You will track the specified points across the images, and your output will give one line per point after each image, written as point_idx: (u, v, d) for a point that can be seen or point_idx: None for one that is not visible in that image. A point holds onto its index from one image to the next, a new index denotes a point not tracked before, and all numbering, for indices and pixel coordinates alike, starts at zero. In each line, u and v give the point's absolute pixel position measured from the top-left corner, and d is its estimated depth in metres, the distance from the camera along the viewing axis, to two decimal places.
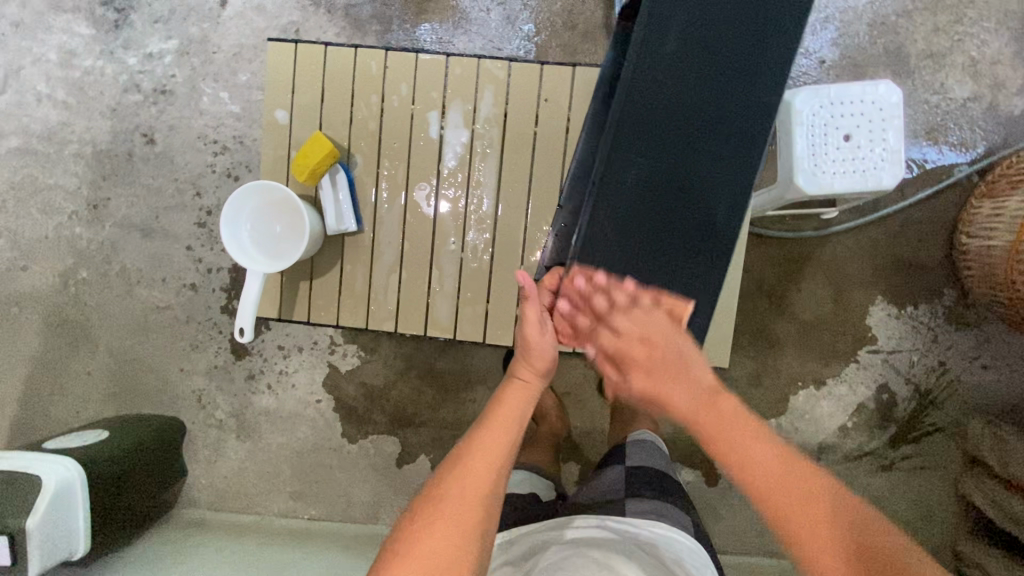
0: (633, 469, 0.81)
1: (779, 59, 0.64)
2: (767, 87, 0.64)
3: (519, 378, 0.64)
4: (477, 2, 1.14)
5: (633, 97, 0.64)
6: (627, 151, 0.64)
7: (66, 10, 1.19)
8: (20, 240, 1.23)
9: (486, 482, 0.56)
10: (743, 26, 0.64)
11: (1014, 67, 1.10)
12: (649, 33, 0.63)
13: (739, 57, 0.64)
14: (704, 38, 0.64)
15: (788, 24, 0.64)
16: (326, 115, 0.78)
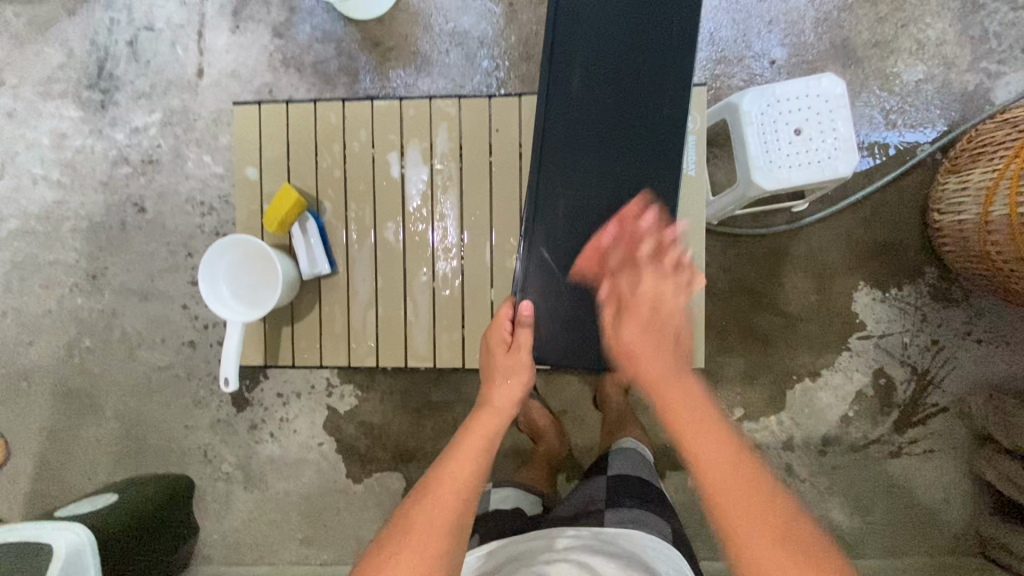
0: (615, 480, 0.84)
1: (674, 75, 0.73)
2: (666, 106, 0.73)
3: (489, 408, 0.72)
4: (436, 45, 1.20)
5: (551, 137, 0.75)
6: (553, 179, 0.75)
7: (55, 96, 1.26)
8: (25, 317, 1.28)
9: (456, 504, 0.60)
10: (638, 55, 0.74)
11: (961, 46, 1.13)
12: (554, 78, 0.75)
13: (638, 81, 0.74)
14: (602, 74, 0.74)
15: (674, 49, 0.73)
16: (292, 167, 0.82)
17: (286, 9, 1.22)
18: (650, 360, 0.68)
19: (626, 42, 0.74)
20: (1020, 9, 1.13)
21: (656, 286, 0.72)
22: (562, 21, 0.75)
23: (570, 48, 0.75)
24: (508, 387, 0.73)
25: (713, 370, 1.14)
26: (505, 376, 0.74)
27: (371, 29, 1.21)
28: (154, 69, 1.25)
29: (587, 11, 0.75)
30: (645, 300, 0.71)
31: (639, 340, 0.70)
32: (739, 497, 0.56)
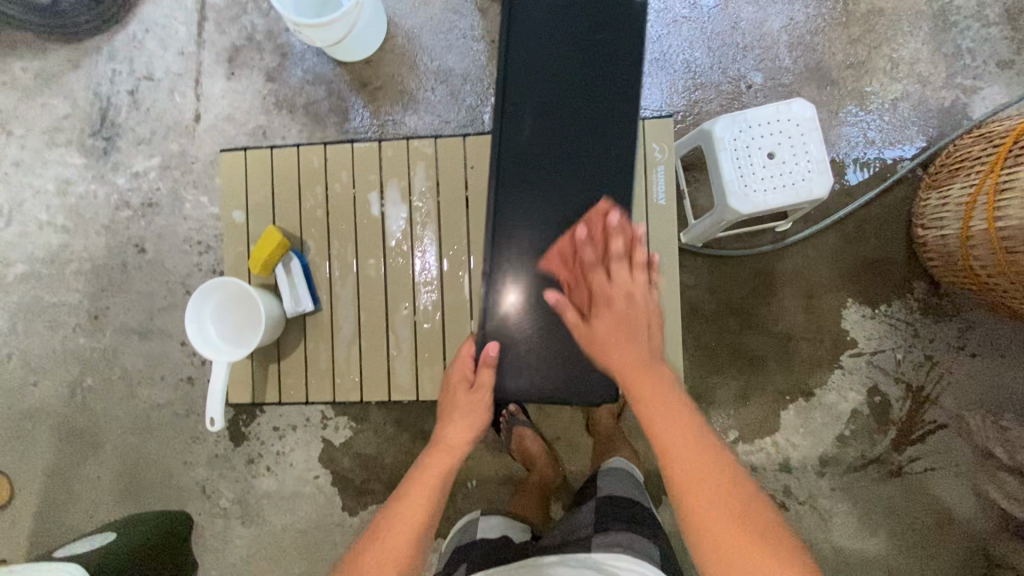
0: (602, 503, 0.84)
1: (622, 112, 0.77)
2: (616, 141, 0.77)
3: (445, 445, 0.76)
4: (422, 84, 1.24)
5: (507, 176, 0.77)
6: (511, 222, 0.78)
7: (60, 145, 1.32)
8: (30, 357, 1.31)
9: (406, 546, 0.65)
10: (585, 94, 0.77)
11: (935, 63, 1.15)
12: (507, 122, 0.78)
13: (587, 124, 0.77)
14: (552, 113, 0.77)
15: (620, 87, 0.77)
16: (277, 209, 0.85)
17: (278, 55, 1.28)
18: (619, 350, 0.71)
19: (573, 81, 0.77)
20: (993, 25, 1.15)
21: (622, 281, 0.73)
22: (512, 68, 0.78)
23: (521, 94, 0.77)
24: (467, 423, 0.77)
25: (705, 393, 1.13)
26: (467, 409, 0.78)
27: (359, 70, 1.26)
28: (153, 115, 1.30)
29: (536, 58, 0.78)
30: (607, 297, 0.73)
31: (609, 335, 0.72)
32: (695, 472, 0.62)
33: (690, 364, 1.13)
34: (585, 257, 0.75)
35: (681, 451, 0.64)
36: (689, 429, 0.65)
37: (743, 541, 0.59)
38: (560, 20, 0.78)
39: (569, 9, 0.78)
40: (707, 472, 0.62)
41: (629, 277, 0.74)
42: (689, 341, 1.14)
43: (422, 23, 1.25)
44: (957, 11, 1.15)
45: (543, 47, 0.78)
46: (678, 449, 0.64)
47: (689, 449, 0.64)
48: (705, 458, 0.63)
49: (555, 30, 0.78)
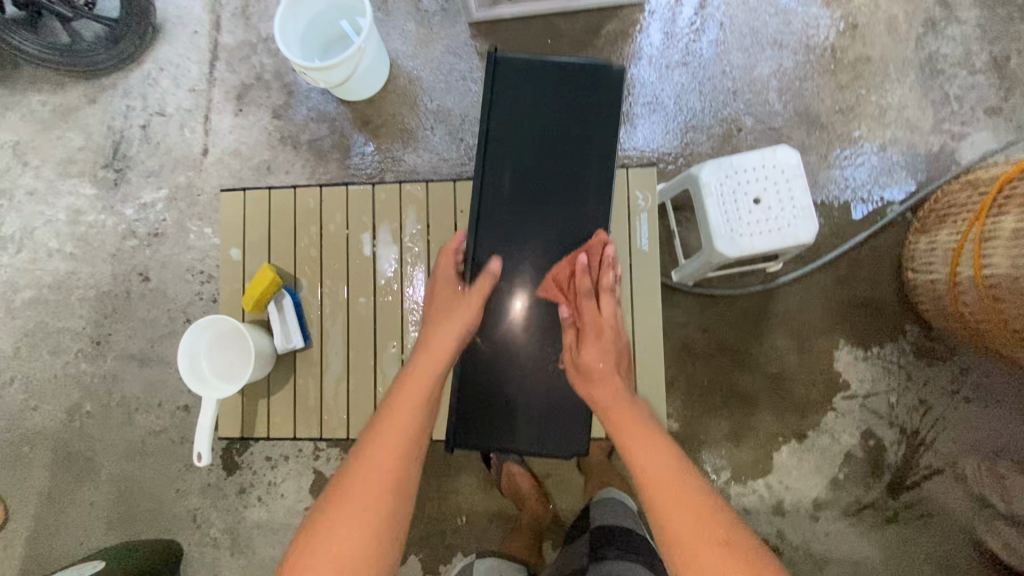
0: (598, 533, 0.84)
1: (597, 173, 0.82)
2: (594, 201, 0.82)
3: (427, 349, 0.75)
4: (422, 123, 1.28)
5: (488, 235, 0.82)
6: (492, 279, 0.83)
7: (73, 176, 1.37)
8: (31, 382, 1.34)
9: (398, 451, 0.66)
10: (562, 155, 0.82)
11: (922, 110, 1.17)
12: (486, 181, 0.82)
13: (565, 186, 0.82)
14: (532, 173, 0.82)
15: (597, 148, 0.82)
16: (272, 248, 0.88)
17: (285, 93, 1.33)
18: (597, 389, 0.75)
19: (551, 143, 0.81)
20: (979, 73, 1.17)
21: (602, 316, 0.80)
22: (492, 127, 0.81)
23: (501, 155, 0.81)
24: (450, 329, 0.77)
25: (696, 434, 1.13)
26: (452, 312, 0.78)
27: (362, 109, 1.30)
28: (163, 149, 1.35)
29: (515, 120, 0.81)
30: (591, 328, 0.79)
31: (594, 360, 0.77)
32: (667, 487, 0.64)
33: (681, 403, 1.13)
34: (581, 283, 0.80)
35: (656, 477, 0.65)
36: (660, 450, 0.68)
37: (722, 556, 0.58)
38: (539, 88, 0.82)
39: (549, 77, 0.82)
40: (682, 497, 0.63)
41: (611, 311, 0.82)
42: (680, 380, 1.14)
43: (423, 65, 1.30)
44: (944, 60, 1.18)
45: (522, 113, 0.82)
46: (651, 469, 0.66)
47: (661, 469, 0.66)
48: (680, 483, 0.64)
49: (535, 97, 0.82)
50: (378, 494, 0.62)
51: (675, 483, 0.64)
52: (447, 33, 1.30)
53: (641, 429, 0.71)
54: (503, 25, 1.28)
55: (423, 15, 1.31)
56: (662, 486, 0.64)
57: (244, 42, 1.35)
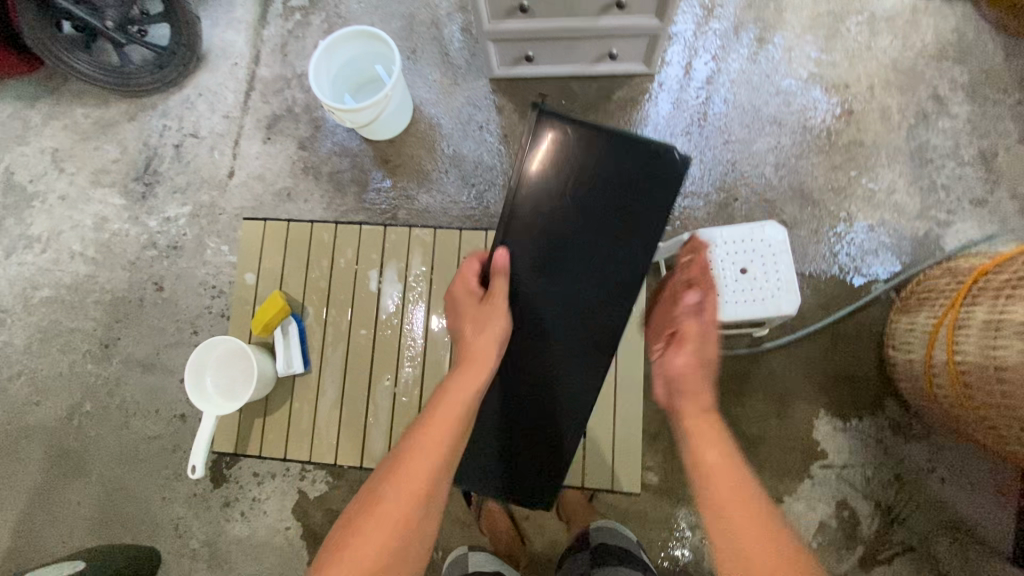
0: (598, 551, 0.88)
1: (628, 256, 0.85)
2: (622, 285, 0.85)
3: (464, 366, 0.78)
4: (438, 165, 1.36)
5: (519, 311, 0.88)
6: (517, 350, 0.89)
7: (104, 185, 1.45)
8: (38, 378, 1.39)
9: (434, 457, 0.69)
10: (594, 239, 0.85)
11: (910, 195, 1.24)
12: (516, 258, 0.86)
13: (594, 268, 0.86)
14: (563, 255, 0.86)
15: (627, 233, 0.84)
16: (285, 275, 0.94)
17: (313, 126, 1.42)
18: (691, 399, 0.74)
19: (583, 225, 0.85)
20: (967, 165, 1.24)
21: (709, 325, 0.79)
22: (527, 209, 0.86)
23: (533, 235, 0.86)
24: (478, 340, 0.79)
25: (673, 489, 1.15)
26: (480, 324, 0.81)
27: (383, 148, 1.38)
28: (193, 168, 1.43)
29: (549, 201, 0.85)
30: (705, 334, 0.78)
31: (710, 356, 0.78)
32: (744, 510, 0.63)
33: (661, 457, 1.16)
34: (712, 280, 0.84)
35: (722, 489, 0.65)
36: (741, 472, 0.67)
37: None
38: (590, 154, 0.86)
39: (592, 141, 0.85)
40: (746, 511, 0.63)
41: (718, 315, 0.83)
42: (663, 433, 1.17)
43: (445, 112, 1.38)
44: (934, 150, 1.26)
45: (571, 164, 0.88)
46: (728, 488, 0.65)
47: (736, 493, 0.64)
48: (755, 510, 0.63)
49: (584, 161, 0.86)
50: (400, 514, 0.65)
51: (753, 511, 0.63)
52: (469, 84, 1.39)
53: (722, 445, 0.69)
54: (522, 82, 1.37)
55: (449, 67, 1.40)
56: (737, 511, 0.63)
57: (280, 76, 1.45)
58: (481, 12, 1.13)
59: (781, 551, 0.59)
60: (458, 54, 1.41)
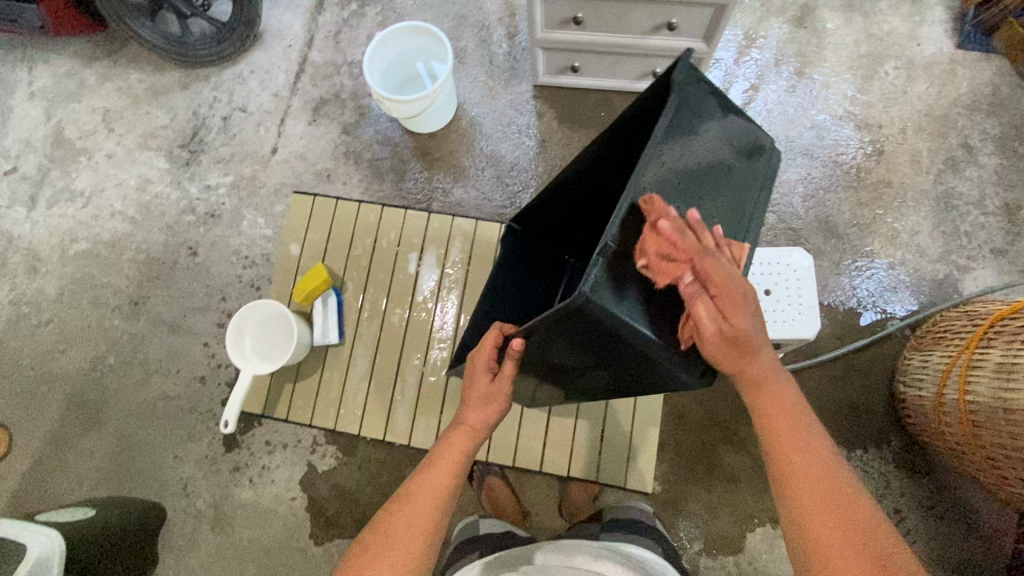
0: (608, 522, 0.91)
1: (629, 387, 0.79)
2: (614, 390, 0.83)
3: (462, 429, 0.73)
4: (475, 162, 1.40)
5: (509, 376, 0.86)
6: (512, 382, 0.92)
7: (151, 149, 1.50)
8: (66, 327, 1.42)
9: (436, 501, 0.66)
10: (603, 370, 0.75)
11: (933, 238, 1.27)
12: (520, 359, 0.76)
13: (595, 377, 0.78)
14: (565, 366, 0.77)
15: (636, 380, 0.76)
16: (329, 250, 0.98)
17: (358, 113, 1.46)
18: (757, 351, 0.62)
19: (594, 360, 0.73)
20: (991, 215, 1.27)
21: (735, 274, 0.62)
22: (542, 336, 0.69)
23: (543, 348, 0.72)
24: (479, 412, 0.74)
25: (675, 499, 1.17)
26: (482, 400, 0.74)
27: (424, 140, 1.43)
28: (238, 141, 1.48)
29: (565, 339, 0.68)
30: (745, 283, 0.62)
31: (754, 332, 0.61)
32: (803, 484, 0.59)
33: (667, 467, 1.18)
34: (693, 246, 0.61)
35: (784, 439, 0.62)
36: (800, 441, 0.61)
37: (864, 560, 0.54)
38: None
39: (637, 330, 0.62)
40: (805, 470, 0.60)
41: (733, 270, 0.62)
42: (670, 444, 1.19)
43: (487, 113, 1.43)
44: (959, 197, 1.29)
45: (696, 167, 0.69)
46: (786, 461, 0.61)
47: (795, 462, 0.60)
48: (817, 477, 0.59)
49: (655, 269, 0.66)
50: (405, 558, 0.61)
51: (814, 481, 0.59)
52: (513, 88, 1.43)
53: (781, 415, 0.63)
54: (564, 92, 1.42)
55: (496, 70, 1.45)
56: (798, 483, 0.59)
57: (331, 62, 1.50)
58: (536, 21, 1.18)
59: (838, 511, 0.57)
60: (505, 58, 1.45)
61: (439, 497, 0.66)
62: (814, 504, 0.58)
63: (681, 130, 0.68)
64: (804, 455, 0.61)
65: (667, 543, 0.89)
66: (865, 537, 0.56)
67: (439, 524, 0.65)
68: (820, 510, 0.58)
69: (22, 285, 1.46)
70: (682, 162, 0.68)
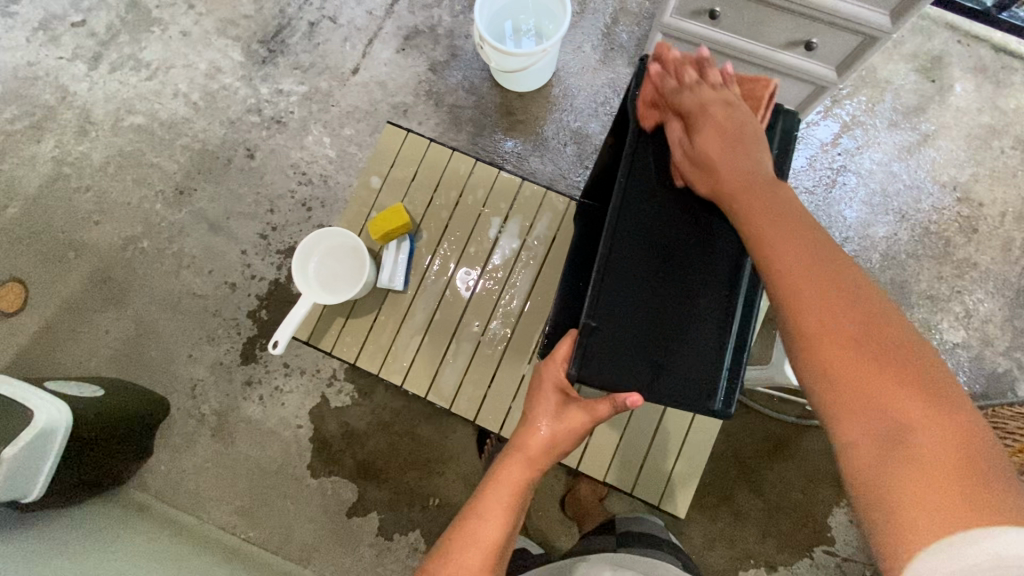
0: (625, 535, 0.86)
1: None
2: None
3: (517, 458, 0.67)
4: (558, 134, 1.34)
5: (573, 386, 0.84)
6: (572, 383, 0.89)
7: (228, 37, 1.42)
8: (105, 198, 1.38)
9: (494, 535, 0.61)
10: None
11: (1003, 330, 1.23)
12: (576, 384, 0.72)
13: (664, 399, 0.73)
14: None
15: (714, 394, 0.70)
16: (410, 192, 0.97)
17: (449, 53, 1.39)
18: (731, 164, 0.60)
19: None
20: None
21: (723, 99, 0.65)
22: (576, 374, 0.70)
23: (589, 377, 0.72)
24: (541, 434, 0.68)
25: (679, 521, 1.16)
26: (552, 423, 0.68)
27: (511, 99, 1.36)
28: (320, 51, 1.40)
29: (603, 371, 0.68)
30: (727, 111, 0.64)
31: (718, 147, 0.61)
32: (795, 254, 0.50)
33: None
34: (688, 76, 0.68)
35: (799, 267, 0.50)
36: (798, 223, 0.53)
37: (852, 323, 0.46)
38: (669, 310, 0.65)
39: (630, 380, 0.64)
40: (797, 240, 0.52)
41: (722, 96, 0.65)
42: None
43: (582, 87, 1.35)
44: None
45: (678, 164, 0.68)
46: (779, 244, 0.52)
47: (788, 235, 0.52)
48: (817, 251, 0.50)
49: (653, 319, 0.65)
50: None
51: (808, 254, 0.50)
52: (616, 67, 1.36)
53: (773, 207, 0.55)
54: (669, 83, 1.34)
55: (603, 44, 1.37)
56: (793, 256, 0.50)
57: None
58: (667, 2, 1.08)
59: (835, 280, 0.48)
60: (614, 34, 1.37)
61: (490, 551, 0.60)
62: (810, 269, 0.49)
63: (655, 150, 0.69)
64: (797, 234, 0.52)
65: (684, 557, 0.86)
66: (865, 302, 0.47)
67: None
68: (823, 283, 0.48)
69: (68, 144, 1.40)
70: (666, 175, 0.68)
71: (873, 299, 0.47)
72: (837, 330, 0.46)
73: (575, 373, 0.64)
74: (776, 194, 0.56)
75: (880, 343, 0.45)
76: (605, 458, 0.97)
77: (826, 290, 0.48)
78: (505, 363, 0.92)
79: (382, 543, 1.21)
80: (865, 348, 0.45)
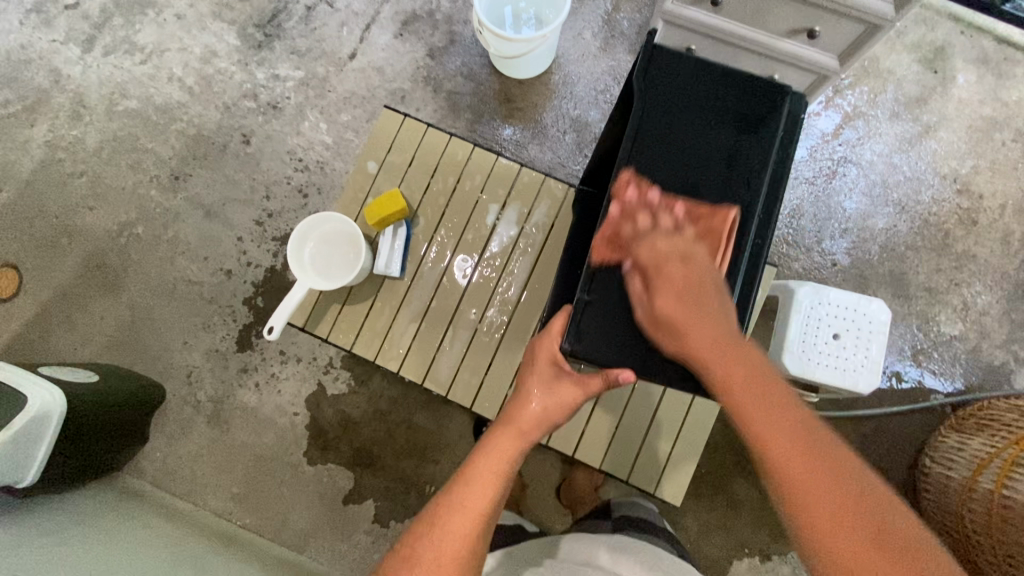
0: (621, 521, 0.86)
1: None
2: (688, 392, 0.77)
3: (507, 431, 0.66)
4: (557, 122, 1.33)
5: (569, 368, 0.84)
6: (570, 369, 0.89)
7: (223, 21, 1.40)
8: (99, 183, 1.37)
9: (482, 503, 0.60)
10: None
11: (1000, 323, 1.23)
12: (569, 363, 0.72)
13: None
14: None
15: None
16: (407, 178, 0.96)
17: (447, 39, 1.37)
18: (701, 321, 0.59)
19: None
20: None
21: (681, 249, 0.62)
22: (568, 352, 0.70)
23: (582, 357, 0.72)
24: (533, 408, 0.68)
25: (674, 510, 1.17)
26: (543, 397, 0.68)
27: (510, 86, 1.34)
28: (317, 36, 1.39)
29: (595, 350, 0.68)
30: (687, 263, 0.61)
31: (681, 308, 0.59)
32: (766, 419, 0.52)
33: None
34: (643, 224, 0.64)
35: (774, 431, 0.52)
36: (762, 378, 0.55)
37: (828, 485, 0.48)
38: None
39: (622, 357, 0.64)
40: (766, 403, 0.54)
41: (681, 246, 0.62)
42: None
43: (582, 75, 1.34)
44: None
45: (680, 141, 0.67)
46: (749, 404, 0.54)
47: (756, 394, 0.54)
48: (781, 410, 0.53)
49: None
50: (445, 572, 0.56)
51: (774, 413, 0.53)
52: (617, 54, 1.35)
53: (740, 363, 0.56)
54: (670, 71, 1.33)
55: (604, 31, 1.35)
56: (762, 419, 0.52)
57: None
58: None
59: (805, 441, 0.51)
60: (614, 20, 1.36)
61: (477, 519, 0.59)
62: (783, 433, 0.51)
63: (659, 125, 0.67)
64: (763, 391, 0.54)
65: (679, 544, 0.86)
66: (831, 458, 0.50)
67: (474, 550, 0.58)
68: (793, 449, 0.50)
69: (62, 128, 1.38)
70: (667, 150, 0.67)
71: (836, 452, 0.51)
72: (816, 495, 0.48)
73: (568, 347, 0.65)
74: (742, 351, 0.57)
75: (854, 493, 0.48)
76: (601, 446, 0.97)
77: (799, 454, 0.50)
78: (501, 350, 0.91)
79: (378, 530, 1.21)
80: (851, 507, 0.47)
